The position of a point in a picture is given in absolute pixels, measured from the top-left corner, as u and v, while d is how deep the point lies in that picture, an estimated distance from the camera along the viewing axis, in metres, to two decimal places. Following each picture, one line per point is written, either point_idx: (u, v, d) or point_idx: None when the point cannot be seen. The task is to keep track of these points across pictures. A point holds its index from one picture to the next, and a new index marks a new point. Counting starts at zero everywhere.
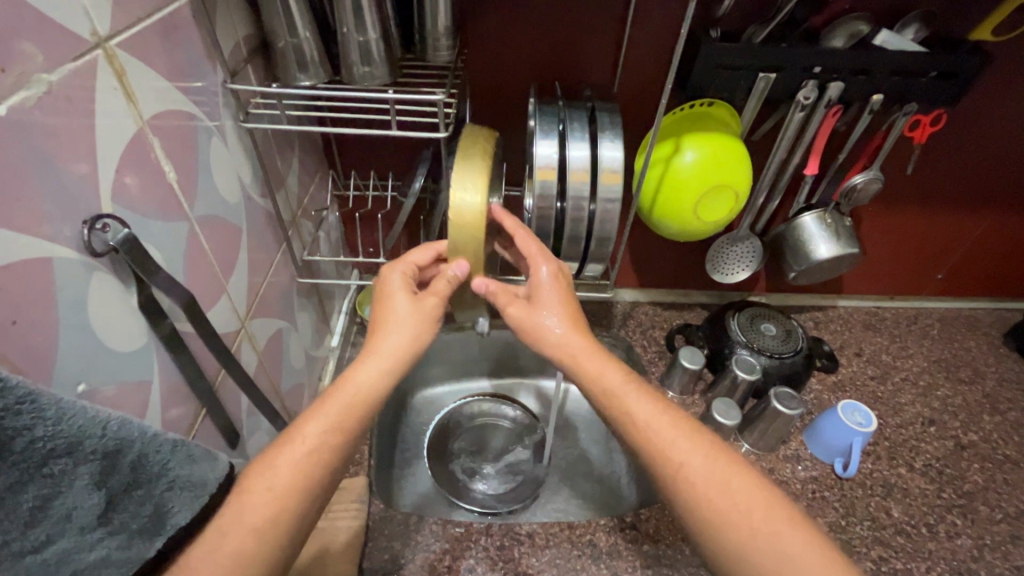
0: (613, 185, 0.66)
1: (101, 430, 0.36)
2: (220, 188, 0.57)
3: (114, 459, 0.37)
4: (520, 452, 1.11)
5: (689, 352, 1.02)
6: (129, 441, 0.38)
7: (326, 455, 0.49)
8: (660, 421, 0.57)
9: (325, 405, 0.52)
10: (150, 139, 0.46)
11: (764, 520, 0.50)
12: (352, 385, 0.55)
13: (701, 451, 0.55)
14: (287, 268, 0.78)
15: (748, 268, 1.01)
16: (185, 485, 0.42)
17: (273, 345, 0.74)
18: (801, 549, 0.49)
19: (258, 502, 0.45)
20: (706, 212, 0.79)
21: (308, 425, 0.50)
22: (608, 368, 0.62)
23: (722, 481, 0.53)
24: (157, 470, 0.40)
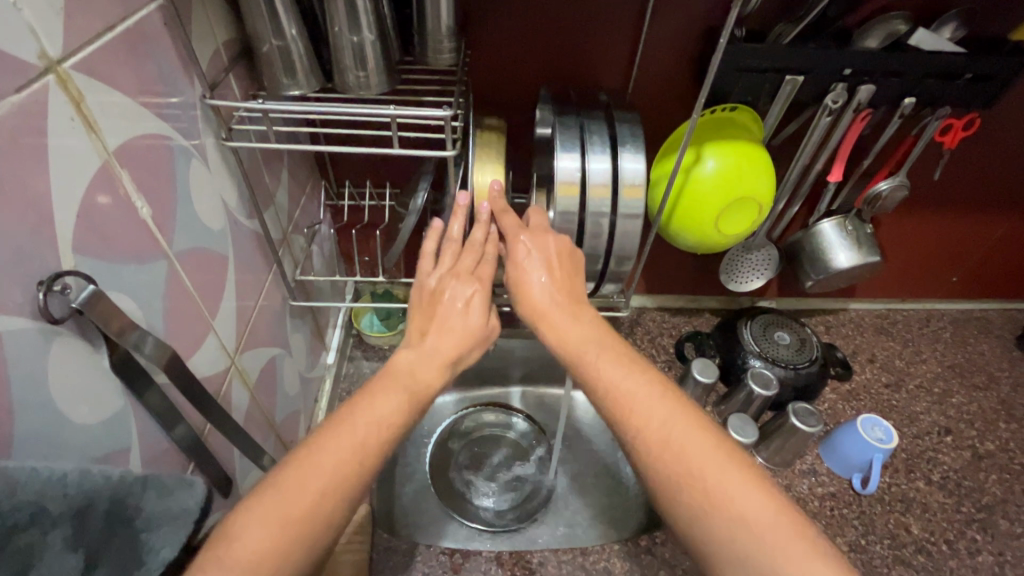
0: (635, 201, 0.61)
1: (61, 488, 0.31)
2: (203, 215, 0.51)
3: (75, 514, 0.32)
4: (525, 464, 1.06)
5: (702, 364, 0.98)
6: (82, 494, 0.32)
7: (395, 421, 0.49)
8: (621, 376, 0.52)
9: (393, 380, 0.52)
10: (118, 171, 0.40)
11: (715, 482, 0.45)
12: (422, 377, 0.54)
13: (664, 408, 0.49)
14: (279, 290, 0.72)
15: (763, 277, 0.97)
16: (167, 519, 0.35)
17: (267, 376, 0.68)
18: (753, 516, 0.43)
19: (340, 452, 0.44)
20: (727, 225, 0.74)
21: (383, 398, 0.50)
22: (576, 335, 0.56)
23: (676, 445, 0.47)
24: (133, 513, 0.34)
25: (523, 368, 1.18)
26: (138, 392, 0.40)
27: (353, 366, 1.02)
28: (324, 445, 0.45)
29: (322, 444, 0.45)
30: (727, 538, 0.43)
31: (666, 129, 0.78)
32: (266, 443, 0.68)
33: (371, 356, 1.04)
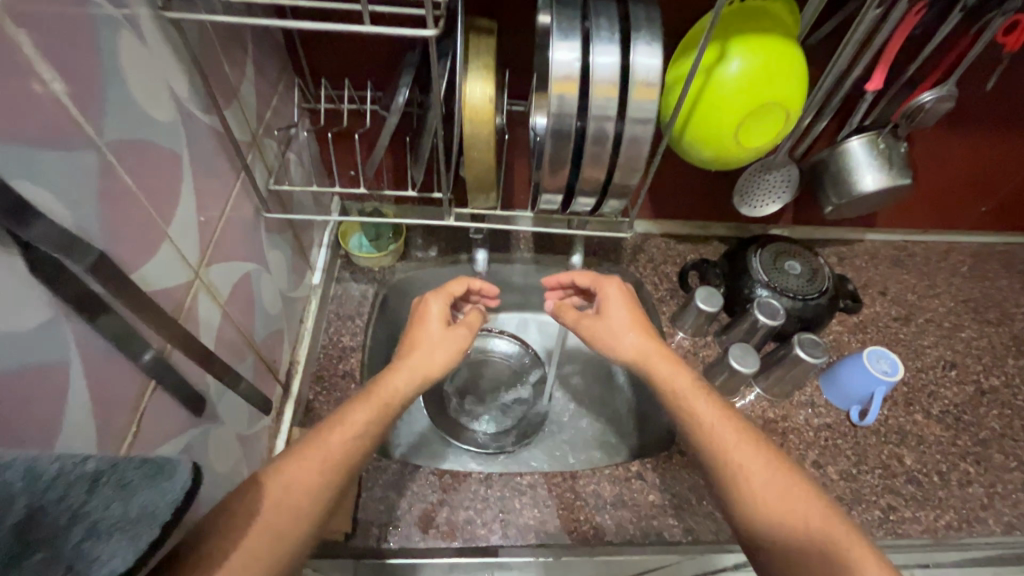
0: (650, 102, 0.53)
1: None
2: (142, 103, 0.44)
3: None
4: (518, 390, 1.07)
5: (707, 294, 0.93)
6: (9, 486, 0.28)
7: (365, 439, 0.60)
8: (684, 386, 0.65)
9: (370, 397, 0.62)
10: (15, 32, 0.32)
11: (821, 529, 0.53)
12: (393, 389, 0.65)
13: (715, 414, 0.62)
14: (250, 200, 0.65)
15: (780, 201, 0.90)
16: (120, 527, 0.31)
17: (240, 291, 0.63)
18: (856, 561, 0.51)
19: (313, 457, 0.56)
20: (748, 136, 0.66)
21: (354, 412, 0.61)
22: (678, 373, 0.66)
23: (758, 484, 0.57)
24: (71, 513, 0.30)
25: (518, 294, 1.13)
26: (68, 297, 0.36)
27: (341, 288, 0.98)
28: (311, 457, 0.56)
29: (299, 451, 0.57)
30: (766, 519, 0.55)
31: (688, 23, 0.68)
32: (245, 362, 0.65)
33: (360, 278, 1.00)
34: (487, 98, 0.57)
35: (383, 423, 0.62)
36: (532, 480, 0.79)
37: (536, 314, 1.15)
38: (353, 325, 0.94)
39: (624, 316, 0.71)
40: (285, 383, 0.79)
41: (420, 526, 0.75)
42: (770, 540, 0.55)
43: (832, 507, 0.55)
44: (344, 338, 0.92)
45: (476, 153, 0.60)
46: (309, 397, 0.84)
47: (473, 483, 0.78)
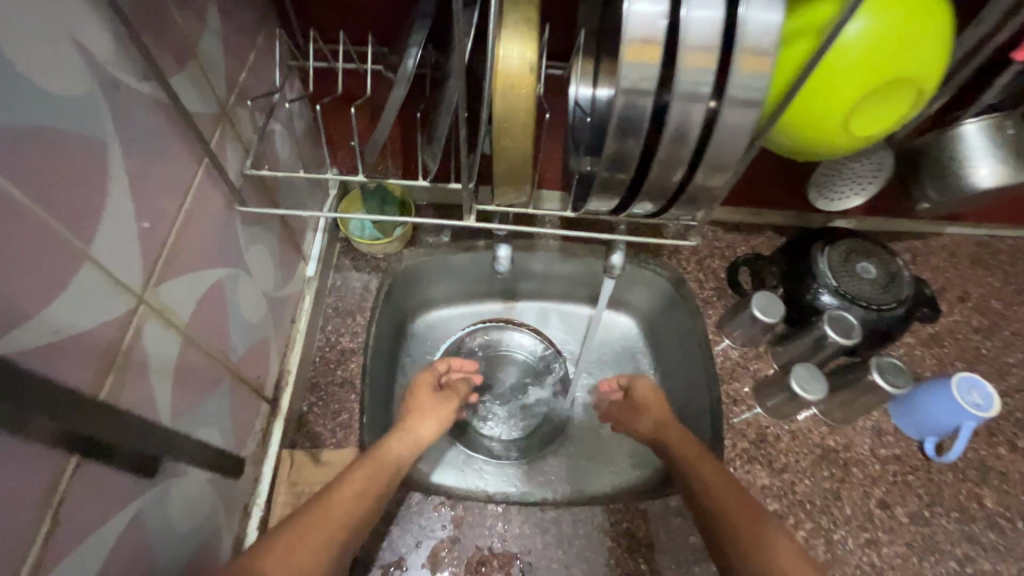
0: (760, 78, 0.38)
1: None
2: (28, 68, 0.30)
3: None
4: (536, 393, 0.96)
5: (765, 301, 0.79)
6: None
7: (365, 508, 0.59)
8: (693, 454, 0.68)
9: (370, 463, 0.63)
10: None
11: None
12: (392, 457, 0.66)
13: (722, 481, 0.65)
14: (219, 190, 0.52)
15: (865, 193, 0.74)
16: None
17: (207, 306, 0.51)
18: None
19: (316, 523, 0.55)
20: (862, 119, 0.50)
21: (357, 471, 0.61)
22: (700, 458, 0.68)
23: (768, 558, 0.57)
24: None
25: (541, 286, 1.00)
26: None
27: (339, 277, 0.86)
28: (310, 527, 0.54)
29: (301, 516, 0.55)
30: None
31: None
32: (219, 388, 0.54)
33: (361, 266, 0.87)
34: (527, 64, 0.42)
35: (380, 493, 0.62)
36: (557, 515, 0.69)
37: (562, 304, 1.02)
38: (354, 323, 0.82)
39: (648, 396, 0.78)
40: (273, 398, 0.68)
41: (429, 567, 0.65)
42: None
43: None
44: (343, 338, 0.80)
45: (508, 139, 0.45)
46: (303, 409, 0.74)
47: (489, 518, 0.68)
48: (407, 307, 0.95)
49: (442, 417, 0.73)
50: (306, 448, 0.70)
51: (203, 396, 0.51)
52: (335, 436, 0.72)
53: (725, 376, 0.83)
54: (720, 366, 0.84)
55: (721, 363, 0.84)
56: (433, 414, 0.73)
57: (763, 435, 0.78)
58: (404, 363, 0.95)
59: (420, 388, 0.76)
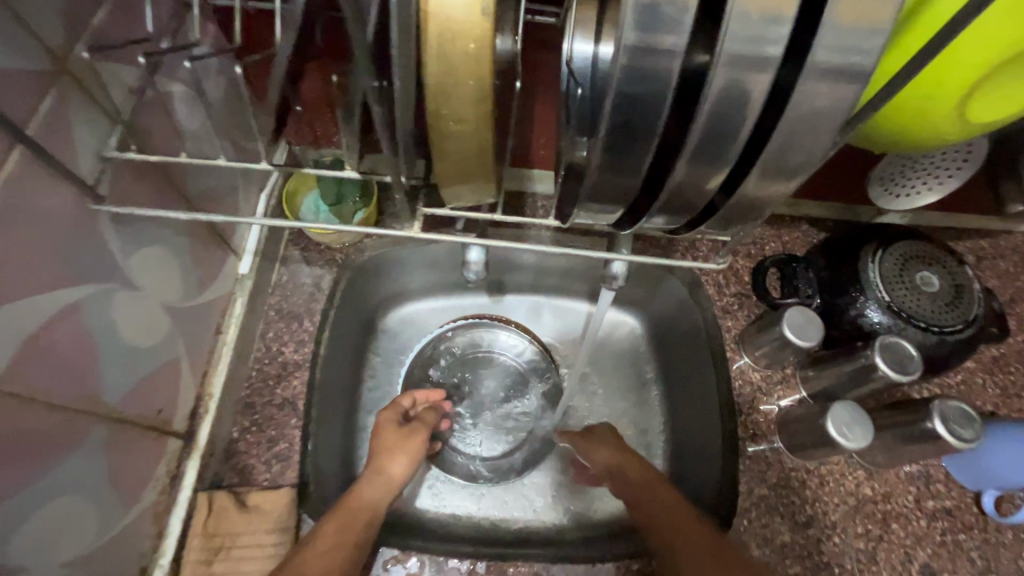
0: (868, 31, 0.24)
1: None
2: None
3: None
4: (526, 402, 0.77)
5: (800, 319, 0.64)
6: None
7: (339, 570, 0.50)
8: (651, 488, 0.60)
9: (340, 514, 0.53)
10: None
11: None
12: (366, 505, 0.55)
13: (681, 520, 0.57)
14: (58, 185, 0.37)
15: (938, 190, 0.58)
16: None
17: (50, 336, 0.37)
18: None
19: None
20: (979, 103, 0.35)
21: (322, 538, 0.51)
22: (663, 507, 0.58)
23: None
24: None
25: None
26: None
27: (284, 271, 0.71)
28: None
29: None
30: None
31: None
32: (85, 444, 0.41)
33: (313, 259, 0.71)
34: (478, 3, 0.26)
35: (357, 548, 0.52)
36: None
37: (563, 301, 0.80)
38: (300, 328, 0.67)
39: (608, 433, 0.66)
40: (186, 430, 0.55)
41: None
42: None
43: None
44: (286, 348, 0.66)
45: (458, 122, 0.31)
46: (231, 436, 0.60)
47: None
48: (375, 300, 0.75)
49: (415, 457, 0.59)
50: (231, 486, 0.58)
51: (48, 461, 0.38)
52: (268, 471, 0.59)
53: (744, 404, 0.69)
54: (739, 392, 0.70)
55: (739, 387, 0.70)
56: (400, 452, 0.59)
57: (786, 479, 0.64)
58: (371, 367, 0.75)
59: (382, 424, 0.61)
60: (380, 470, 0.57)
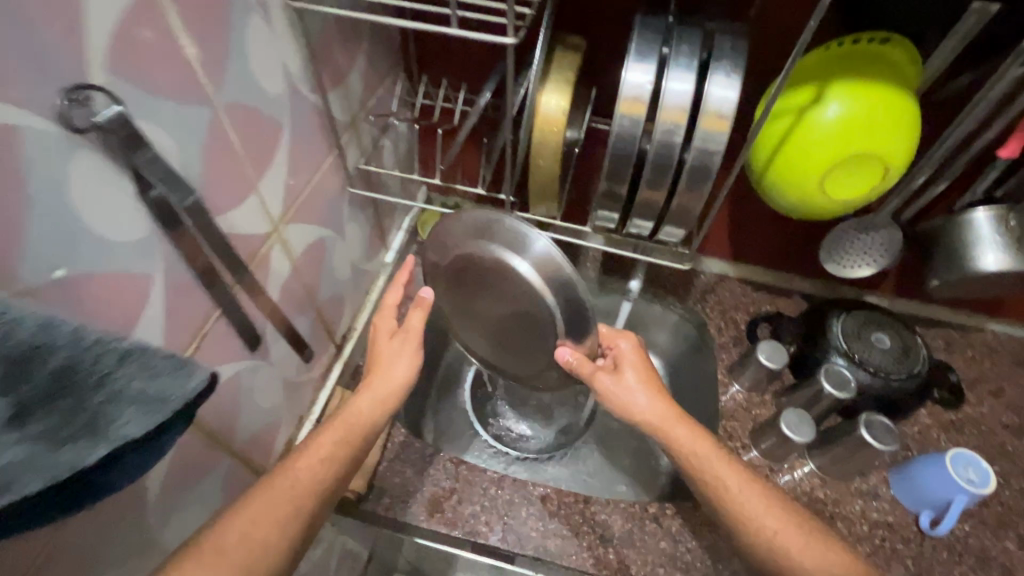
0: (719, 133, 0.51)
1: (24, 325, 0.26)
2: (259, 77, 0.51)
3: (31, 364, 0.26)
4: (516, 317, 0.67)
5: (771, 349, 0.87)
6: (81, 334, 0.28)
7: (332, 475, 0.57)
8: (678, 430, 0.61)
9: (335, 428, 0.61)
10: (165, 6, 0.39)
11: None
12: (354, 417, 0.62)
13: (754, 495, 0.58)
14: (338, 177, 0.72)
15: (875, 265, 0.81)
16: (141, 400, 0.29)
17: (311, 253, 0.70)
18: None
19: (280, 497, 0.52)
20: (836, 186, 0.62)
21: (320, 438, 0.59)
22: (694, 438, 0.60)
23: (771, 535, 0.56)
24: (103, 379, 0.28)
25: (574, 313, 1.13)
26: (168, 225, 0.42)
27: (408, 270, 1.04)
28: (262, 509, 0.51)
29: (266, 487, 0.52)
30: None
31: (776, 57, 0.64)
32: (304, 317, 0.72)
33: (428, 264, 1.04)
34: (561, 110, 0.59)
35: (353, 455, 0.60)
36: (543, 492, 0.78)
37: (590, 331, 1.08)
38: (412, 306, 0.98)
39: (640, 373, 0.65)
40: (338, 346, 0.86)
41: (427, 507, 0.77)
42: None
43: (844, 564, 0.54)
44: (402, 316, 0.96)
45: (542, 165, 0.63)
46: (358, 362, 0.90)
47: (485, 482, 0.79)
48: None
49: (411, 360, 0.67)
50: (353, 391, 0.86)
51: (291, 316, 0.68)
52: None
53: (727, 415, 0.88)
54: (724, 406, 0.90)
55: (725, 403, 0.90)
56: (397, 359, 0.68)
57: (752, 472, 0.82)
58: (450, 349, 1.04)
59: (376, 335, 0.70)
60: (382, 383, 0.65)
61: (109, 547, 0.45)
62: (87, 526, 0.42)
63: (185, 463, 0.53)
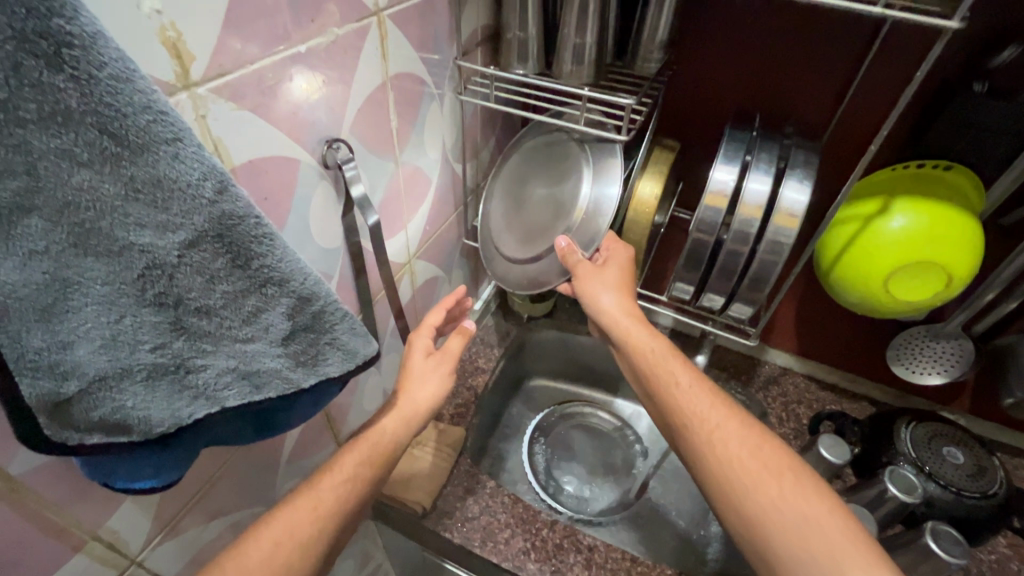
0: (789, 228, 0.60)
1: (304, 278, 0.35)
2: (427, 144, 0.68)
3: (303, 304, 0.36)
4: (546, 202, 0.74)
5: (833, 443, 0.87)
6: (325, 294, 0.38)
7: (355, 497, 0.55)
8: (636, 330, 0.66)
9: (358, 445, 0.58)
10: (388, 91, 0.56)
11: (781, 486, 0.53)
12: (379, 432, 0.59)
13: (701, 393, 0.61)
14: (458, 229, 0.87)
15: (943, 375, 0.83)
16: (343, 349, 0.40)
17: (428, 290, 0.84)
18: (807, 500, 0.52)
19: (301, 517, 0.51)
20: (899, 287, 0.68)
21: (342, 456, 0.56)
22: (650, 339, 0.66)
23: (713, 431, 0.58)
24: (327, 329, 0.39)
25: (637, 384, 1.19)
26: (354, 241, 0.57)
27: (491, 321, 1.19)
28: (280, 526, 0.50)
29: (283, 511, 0.51)
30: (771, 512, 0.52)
31: (845, 174, 0.74)
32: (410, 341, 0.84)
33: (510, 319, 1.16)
34: (654, 196, 0.71)
35: (382, 472, 0.58)
36: (592, 543, 0.81)
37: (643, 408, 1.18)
38: None
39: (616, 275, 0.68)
40: None
41: (481, 535, 0.82)
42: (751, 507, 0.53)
43: (784, 461, 0.55)
44: None
45: (632, 239, 0.74)
46: None
47: (539, 522, 0.84)
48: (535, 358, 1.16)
49: (440, 389, 0.65)
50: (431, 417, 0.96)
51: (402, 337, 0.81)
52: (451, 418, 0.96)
53: None
54: None
55: None
56: (428, 381, 0.65)
57: None
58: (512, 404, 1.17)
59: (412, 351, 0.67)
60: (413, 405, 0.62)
61: (249, 489, 0.55)
62: (244, 463, 0.53)
63: (315, 442, 0.63)
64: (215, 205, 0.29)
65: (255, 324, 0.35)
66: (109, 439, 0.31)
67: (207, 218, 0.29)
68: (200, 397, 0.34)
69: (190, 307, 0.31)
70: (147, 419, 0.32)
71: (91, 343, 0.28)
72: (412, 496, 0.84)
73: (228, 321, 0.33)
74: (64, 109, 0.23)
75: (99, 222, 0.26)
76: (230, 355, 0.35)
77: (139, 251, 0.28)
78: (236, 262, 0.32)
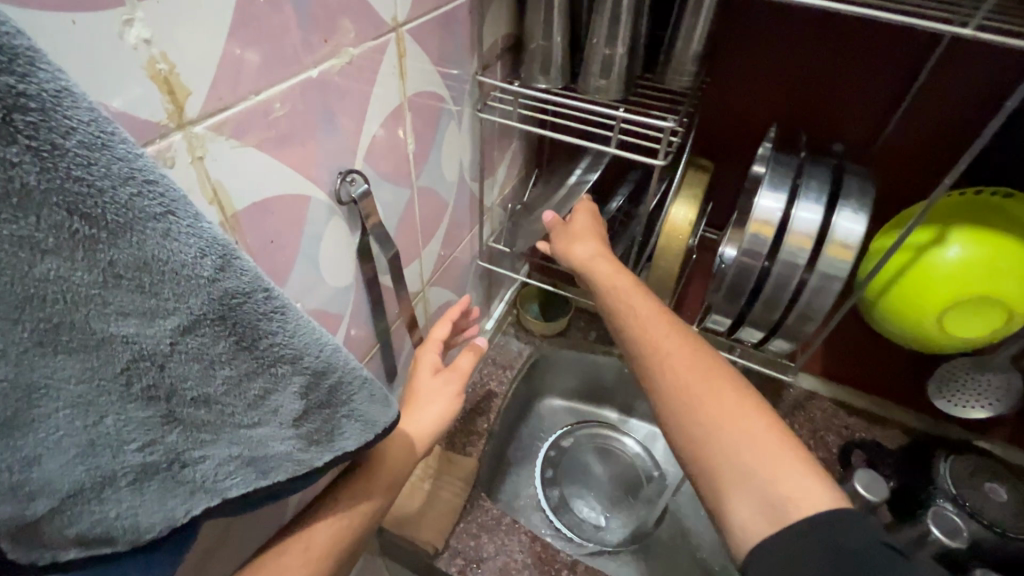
0: (843, 261, 0.55)
1: (319, 350, 0.31)
2: (444, 166, 0.63)
3: (318, 378, 0.31)
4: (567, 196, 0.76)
5: (868, 478, 0.82)
6: (342, 364, 0.32)
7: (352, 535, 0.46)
8: (601, 262, 0.61)
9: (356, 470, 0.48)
10: (406, 113, 0.51)
11: (727, 405, 0.47)
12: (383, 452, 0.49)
13: (657, 318, 0.55)
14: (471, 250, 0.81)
15: (986, 409, 0.80)
16: (362, 420, 0.35)
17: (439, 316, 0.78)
18: (755, 423, 0.46)
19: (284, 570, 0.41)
20: (952, 323, 0.63)
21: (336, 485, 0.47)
22: (614, 271, 0.60)
23: (664, 350, 0.52)
24: (344, 399, 0.33)
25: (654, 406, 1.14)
26: (367, 277, 0.51)
27: (503, 339, 1.14)
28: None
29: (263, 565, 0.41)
30: (713, 430, 0.47)
31: (892, 197, 0.69)
32: None
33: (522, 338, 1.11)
34: (689, 221, 0.66)
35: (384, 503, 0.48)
36: None
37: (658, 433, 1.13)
38: None
39: (587, 225, 0.65)
40: None
41: None
42: (695, 426, 0.48)
43: (735, 385, 0.49)
44: None
45: (665, 266, 0.68)
46: None
47: (559, 563, 0.79)
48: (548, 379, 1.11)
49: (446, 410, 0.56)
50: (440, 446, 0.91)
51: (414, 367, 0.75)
52: None
53: None
54: None
55: None
56: (434, 400, 0.56)
57: None
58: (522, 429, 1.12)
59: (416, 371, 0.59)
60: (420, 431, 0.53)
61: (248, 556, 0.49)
62: (243, 529, 0.47)
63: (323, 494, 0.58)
64: (215, 285, 0.25)
65: (262, 408, 0.30)
66: (88, 552, 0.26)
67: (205, 300, 0.25)
68: (198, 493, 0.28)
69: (185, 398, 0.26)
70: (136, 527, 0.26)
71: (64, 455, 0.23)
72: (423, 535, 0.79)
73: (231, 408, 0.28)
74: (21, 189, 0.19)
75: (71, 314, 0.21)
76: (233, 442, 0.29)
77: (122, 345, 0.23)
78: (239, 342, 0.27)
